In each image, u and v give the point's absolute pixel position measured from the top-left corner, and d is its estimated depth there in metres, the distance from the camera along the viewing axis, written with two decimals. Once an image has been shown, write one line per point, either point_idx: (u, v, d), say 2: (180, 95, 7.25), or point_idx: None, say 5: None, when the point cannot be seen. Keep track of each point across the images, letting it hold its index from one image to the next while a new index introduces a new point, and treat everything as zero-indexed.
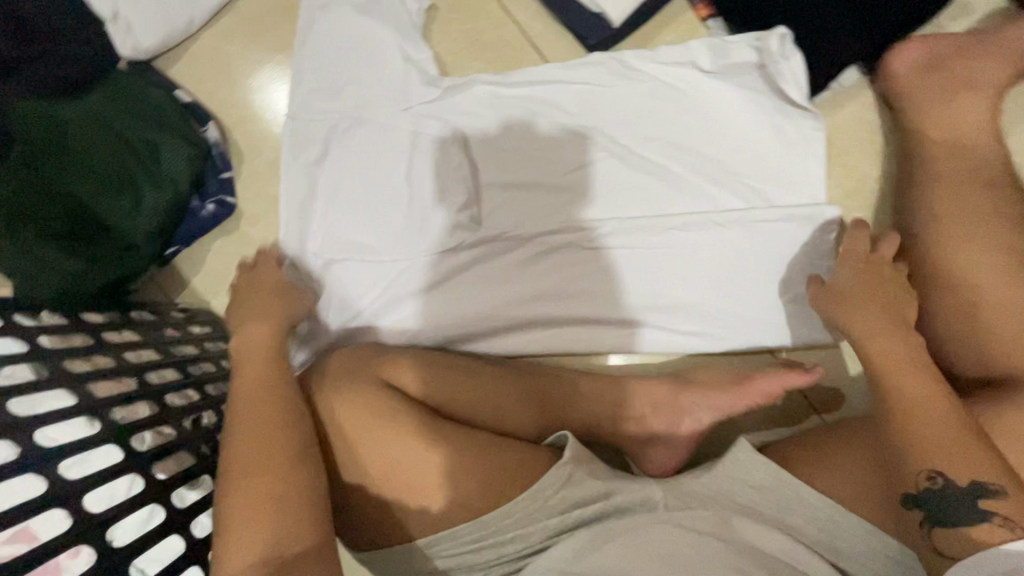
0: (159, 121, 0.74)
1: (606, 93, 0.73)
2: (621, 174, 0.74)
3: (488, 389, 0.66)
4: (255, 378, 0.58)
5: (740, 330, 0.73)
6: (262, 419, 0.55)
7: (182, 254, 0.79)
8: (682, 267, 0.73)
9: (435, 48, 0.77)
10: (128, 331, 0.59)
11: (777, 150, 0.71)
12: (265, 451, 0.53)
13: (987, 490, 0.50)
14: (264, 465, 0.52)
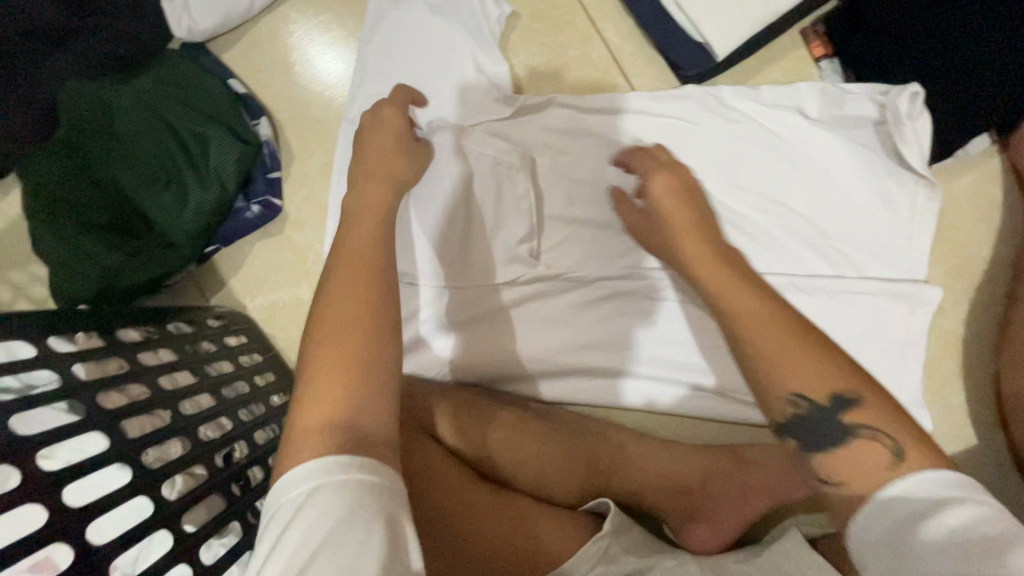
0: (211, 113, 0.69)
1: (696, 132, 0.66)
2: None
3: (530, 443, 0.64)
4: (358, 279, 0.47)
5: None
6: (361, 326, 0.45)
7: (222, 252, 0.75)
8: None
9: (511, 59, 0.70)
10: (165, 348, 0.56)
11: (881, 217, 0.64)
12: (357, 359, 0.43)
13: (848, 400, 0.39)
14: (348, 354, 0.44)
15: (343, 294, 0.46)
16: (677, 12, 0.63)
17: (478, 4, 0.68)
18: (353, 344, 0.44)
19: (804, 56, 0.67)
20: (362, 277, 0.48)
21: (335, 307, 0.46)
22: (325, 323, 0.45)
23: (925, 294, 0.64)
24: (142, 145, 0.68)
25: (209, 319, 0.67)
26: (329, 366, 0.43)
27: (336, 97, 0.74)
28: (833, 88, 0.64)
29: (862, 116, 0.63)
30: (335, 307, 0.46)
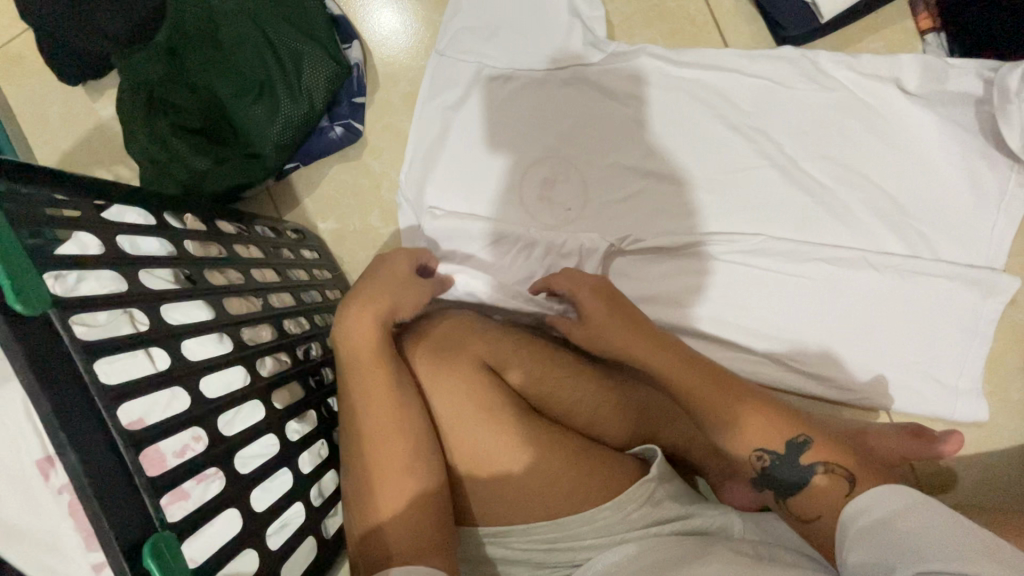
0: (306, 30, 0.70)
1: (786, 95, 0.66)
2: (778, 189, 0.67)
3: (586, 391, 0.65)
4: (365, 331, 0.54)
5: (863, 386, 0.67)
6: (381, 380, 0.52)
7: (299, 171, 0.77)
8: (818, 305, 0.67)
9: (607, 5, 0.70)
10: (253, 246, 0.59)
11: (966, 200, 0.64)
12: (386, 415, 0.52)
13: (796, 441, 0.55)
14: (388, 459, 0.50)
15: (358, 353, 0.53)
16: None
17: None
18: (378, 401, 0.52)
19: (909, 28, 0.65)
20: (372, 329, 0.54)
21: (354, 363, 0.53)
22: (349, 372, 0.53)
23: (1001, 284, 0.63)
24: (239, 56, 0.69)
25: (287, 230, 0.70)
26: (365, 420, 0.51)
27: (427, 28, 0.74)
28: (936, 61, 0.62)
29: (965, 94, 0.62)
30: (352, 358, 0.53)
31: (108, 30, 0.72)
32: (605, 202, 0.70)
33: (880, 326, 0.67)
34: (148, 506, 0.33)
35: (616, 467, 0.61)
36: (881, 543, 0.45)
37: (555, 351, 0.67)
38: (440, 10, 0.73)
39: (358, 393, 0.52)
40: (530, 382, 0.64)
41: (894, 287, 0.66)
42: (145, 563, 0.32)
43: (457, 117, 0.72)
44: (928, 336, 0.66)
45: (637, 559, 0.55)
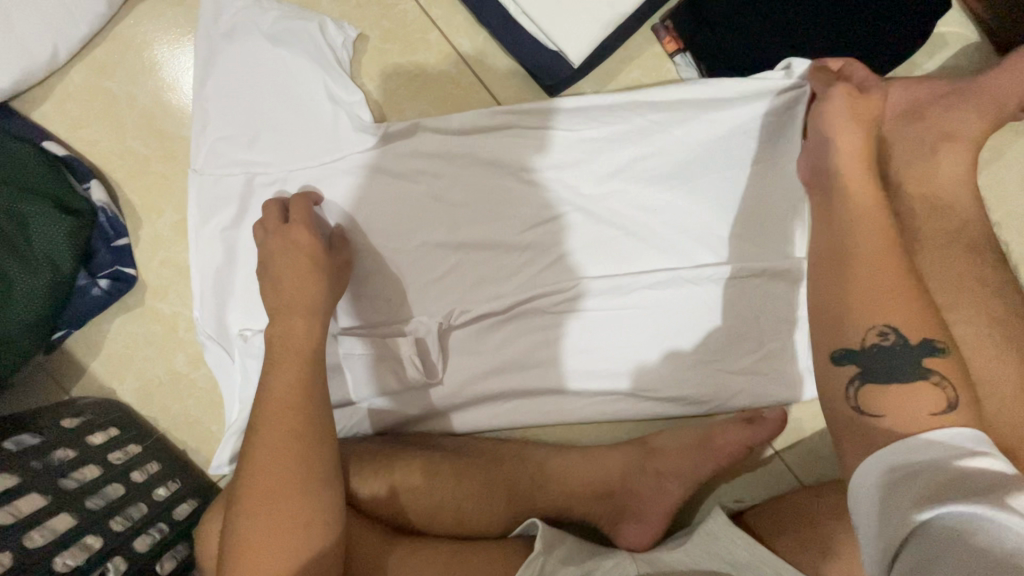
0: (25, 184, 0.60)
1: (568, 137, 0.65)
2: (589, 231, 0.66)
3: (453, 484, 0.62)
4: (286, 428, 0.51)
5: (717, 397, 0.68)
6: (295, 479, 0.49)
7: (74, 336, 0.66)
8: (658, 330, 0.67)
9: (367, 86, 0.66)
10: (2, 474, 0.49)
11: (758, 198, 0.65)
12: (298, 515, 0.48)
13: (932, 347, 0.42)
14: (283, 481, 0.49)
15: (286, 354, 0.55)
16: (526, 21, 0.61)
17: (320, 31, 0.63)
18: (290, 502, 0.48)
19: (658, 53, 0.67)
20: (296, 424, 0.51)
21: (274, 373, 0.54)
22: (250, 482, 0.49)
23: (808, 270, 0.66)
24: None
25: (65, 418, 0.59)
26: (271, 434, 0.50)
27: (179, 146, 0.66)
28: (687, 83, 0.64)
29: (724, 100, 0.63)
30: (263, 464, 0.49)
31: None
32: (424, 282, 0.65)
33: (716, 335, 0.67)
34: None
35: (494, 560, 0.57)
36: (927, 486, 0.37)
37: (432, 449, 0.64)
38: (188, 124, 0.66)
39: (270, 410, 0.52)
40: (424, 473, 0.62)
41: (722, 294, 0.66)
42: None
43: (239, 236, 0.64)
44: (761, 331, 0.67)
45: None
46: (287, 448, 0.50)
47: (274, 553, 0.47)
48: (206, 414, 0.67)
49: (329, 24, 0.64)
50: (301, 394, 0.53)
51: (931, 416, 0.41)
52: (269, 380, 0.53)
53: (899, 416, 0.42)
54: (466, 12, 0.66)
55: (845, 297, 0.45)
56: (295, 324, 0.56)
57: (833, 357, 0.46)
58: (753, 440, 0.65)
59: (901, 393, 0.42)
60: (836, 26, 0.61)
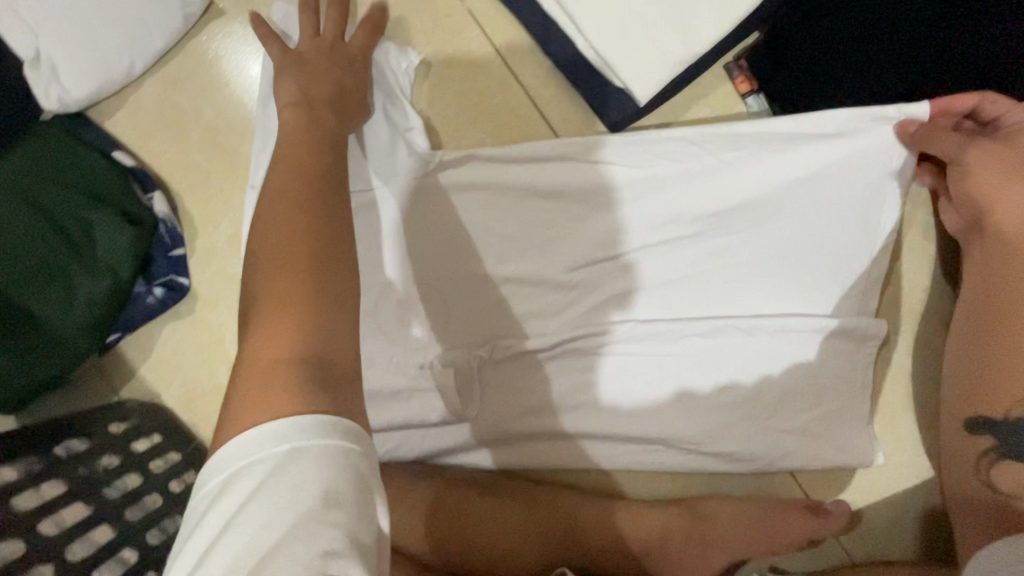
0: (95, 193, 0.62)
1: (649, 174, 0.62)
2: (663, 266, 0.63)
3: (496, 524, 0.63)
4: (291, 233, 0.41)
5: (764, 457, 0.64)
6: (297, 298, 0.38)
7: (127, 339, 0.68)
8: (706, 381, 0.64)
9: (426, 111, 0.65)
10: (50, 481, 0.51)
11: (828, 249, 0.60)
12: (314, 340, 0.37)
13: None
14: (289, 263, 0.39)
15: (291, 159, 0.46)
16: (593, 56, 0.58)
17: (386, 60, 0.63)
18: (286, 308, 0.38)
19: (729, 91, 0.64)
20: (305, 216, 0.42)
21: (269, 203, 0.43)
22: (252, 305, 0.39)
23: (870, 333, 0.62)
24: (14, 237, 0.60)
25: (115, 422, 0.62)
26: (270, 259, 0.40)
27: (239, 161, 0.67)
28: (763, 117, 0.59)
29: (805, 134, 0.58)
30: (261, 279, 0.39)
31: None
32: (470, 315, 0.64)
33: (771, 391, 0.63)
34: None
35: None
36: None
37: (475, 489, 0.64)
38: (249, 140, 0.66)
39: (267, 226, 0.42)
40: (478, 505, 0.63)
41: (773, 352, 0.63)
42: None
43: None
44: (819, 391, 0.63)
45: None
46: (290, 275, 0.39)
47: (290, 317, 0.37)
48: None
49: (393, 49, 0.63)
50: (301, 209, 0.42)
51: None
52: (267, 203, 0.43)
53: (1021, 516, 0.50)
54: (530, 40, 0.64)
55: (983, 353, 0.52)
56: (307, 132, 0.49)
57: (966, 421, 0.53)
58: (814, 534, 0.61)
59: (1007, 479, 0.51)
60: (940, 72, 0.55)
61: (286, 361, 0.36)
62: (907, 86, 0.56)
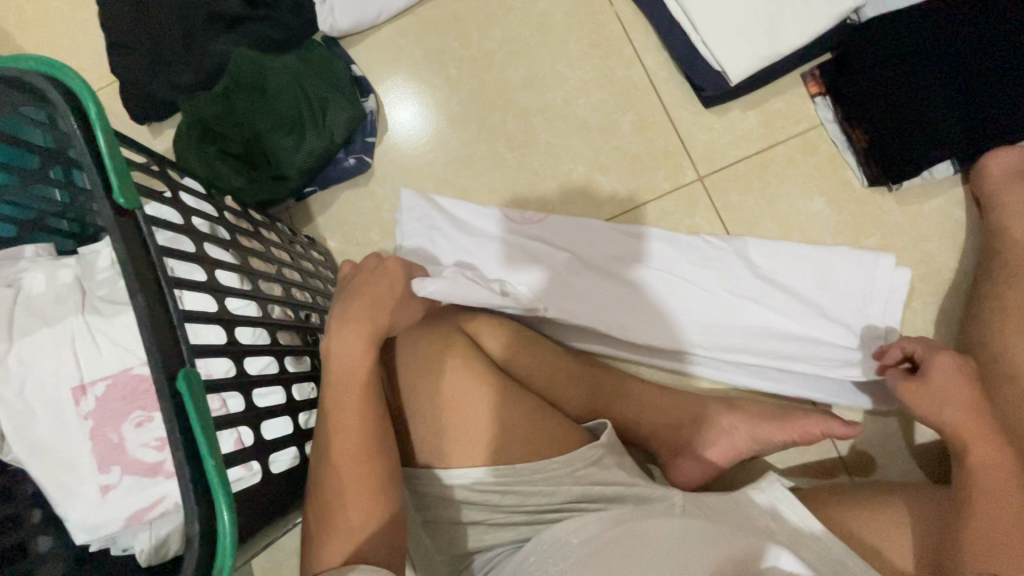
0: (334, 84, 0.89)
1: (681, 285, 0.80)
2: (697, 297, 0.79)
3: (551, 369, 0.74)
4: (362, 324, 0.57)
5: (788, 380, 0.77)
6: (362, 485, 0.53)
7: (316, 195, 0.93)
8: (749, 310, 0.77)
9: (569, 74, 0.89)
10: (273, 234, 0.72)
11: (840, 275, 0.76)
12: (376, 501, 0.54)
13: None
14: (357, 480, 0.53)
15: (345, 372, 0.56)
16: (702, 47, 0.80)
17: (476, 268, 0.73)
18: (371, 475, 0.54)
19: (802, 93, 0.83)
20: (383, 293, 0.61)
21: (333, 399, 0.55)
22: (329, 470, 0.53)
23: (893, 297, 0.75)
24: (279, 100, 0.87)
25: (301, 235, 0.84)
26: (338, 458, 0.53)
27: (427, 88, 0.93)
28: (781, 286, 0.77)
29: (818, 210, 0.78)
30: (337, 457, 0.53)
31: (173, 80, 0.91)
32: (566, 234, 0.84)
33: (805, 326, 0.76)
34: (181, 363, 0.41)
35: (566, 437, 0.68)
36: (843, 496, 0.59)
37: (535, 338, 0.76)
38: (439, 75, 0.93)
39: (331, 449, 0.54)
40: (512, 354, 0.74)
41: (817, 300, 0.76)
42: (177, 384, 0.39)
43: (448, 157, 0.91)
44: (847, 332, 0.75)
45: (588, 525, 0.60)
46: (352, 463, 0.54)
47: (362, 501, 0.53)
48: None
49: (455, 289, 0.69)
50: (372, 306, 0.59)
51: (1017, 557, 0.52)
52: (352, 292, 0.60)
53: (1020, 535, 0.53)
54: (655, 37, 0.87)
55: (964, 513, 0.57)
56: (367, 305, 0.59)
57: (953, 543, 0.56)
58: (829, 429, 0.71)
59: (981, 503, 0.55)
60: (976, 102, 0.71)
61: (339, 448, 0.54)
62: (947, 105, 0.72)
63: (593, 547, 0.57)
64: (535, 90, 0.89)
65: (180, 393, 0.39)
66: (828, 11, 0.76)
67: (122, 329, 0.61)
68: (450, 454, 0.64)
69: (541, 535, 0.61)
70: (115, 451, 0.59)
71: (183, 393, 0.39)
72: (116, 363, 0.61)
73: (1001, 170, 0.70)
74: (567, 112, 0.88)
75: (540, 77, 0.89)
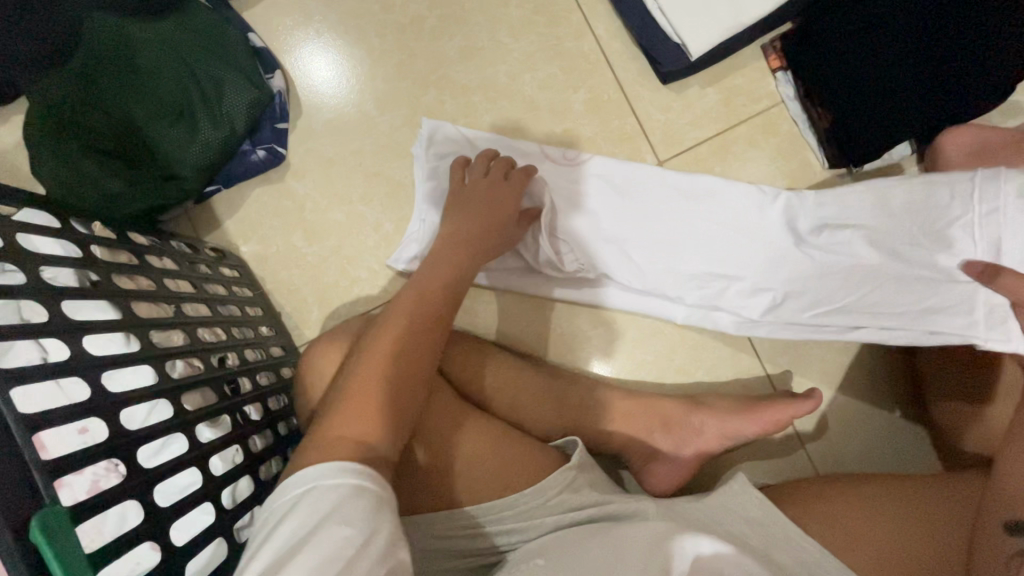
0: (228, 59, 0.72)
1: (699, 246, 0.73)
2: (716, 262, 0.72)
3: (519, 387, 0.69)
4: (415, 330, 0.53)
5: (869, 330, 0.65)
6: (387, 394, 0.49)
7: (220, 195, 0.78)
8: (810, 262, 0.69)
9: (512, 45, 0.77)
10: (167, 258, 0.59)
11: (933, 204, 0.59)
12: (382, 420, 0.48)
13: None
14: (381, 391, 0.48)
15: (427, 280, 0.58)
16: (659, 16, 0.72)
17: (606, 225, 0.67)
18: (401, 388, 0.50)
19: (762, 67, 0.77)
20: (486, 207, 0.65)
21: (410, 298, 0.56)
22: (360, 376, 0.49)
23: (993, 218, 0.55)
24: (160, 79, 0.70)
25: (205, 248, 0.70)
26: (372, 361, 0.50)
27: (346, 61, 0.78)
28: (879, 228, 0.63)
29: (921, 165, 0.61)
30: (378, 363, 0.50)
31: (8, 53, 0.70)
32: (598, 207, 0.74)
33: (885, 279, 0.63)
34: (34, 503, 0.29)
35: (538, 461, 0.62)
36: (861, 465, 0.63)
37: (520, 363, 0.70)
38: (360, 44, 0.78)
39: (378, 350, 0.51)
40: (500, 380, 0.69)
41: (892, 240, 0.62)
42: (31, 538, 0.28)
43: (378, 144, 0.78)
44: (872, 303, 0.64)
45: (556, 546, 0.54)
46: (389, 369, 0.50)
47: (372, 417, 0.47)
48: (306, 285, 0.78)
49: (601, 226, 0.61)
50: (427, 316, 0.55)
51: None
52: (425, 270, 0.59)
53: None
54: (607, 2, 0.77)
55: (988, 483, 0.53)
56: (472, 222, 0.64)
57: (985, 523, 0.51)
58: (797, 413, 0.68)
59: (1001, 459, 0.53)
60: None
61: (352, 449, 0.45)
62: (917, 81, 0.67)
63: (558, 562, 0.51)
64: (473, 64, 0.78)
65: (37, 547, 0.28)
66: None
67: None
68: (416, 495, 0.58)
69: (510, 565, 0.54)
70: None
71: (42, 549, 0.28)
72: None
73: (958, 152, 0.67)
74: (513, 90, 0.77)
75: (479, 48, 0.78)
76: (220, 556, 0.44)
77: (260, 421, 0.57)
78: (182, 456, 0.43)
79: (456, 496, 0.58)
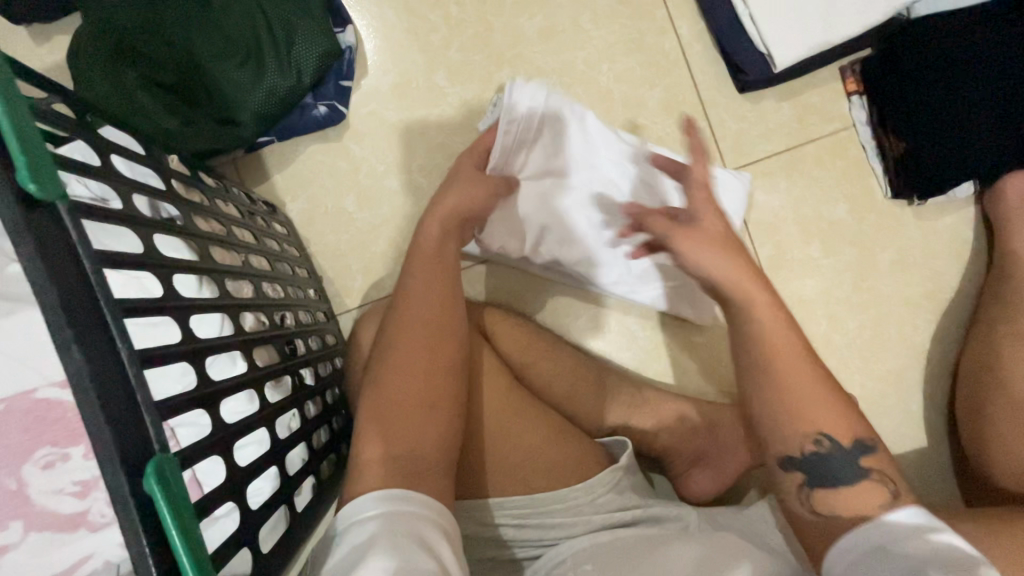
0: (303, 5, 0.69)
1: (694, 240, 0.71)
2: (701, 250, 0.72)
3: (570, 380, 0.68)
4: (424, 320, 0.54)
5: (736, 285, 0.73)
6: (410, 402, 0.50)
7: (272, 146, 0.74)
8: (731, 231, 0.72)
9: (594, 33, 0.76)
10: (230, 205, 0.55)
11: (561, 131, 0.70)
12: (408, 428, 0.49)
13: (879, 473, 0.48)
14: (400, 400, 0.50)
15: (426, 258, 0.59)
16: (749, 23, 0.71)
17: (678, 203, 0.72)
18: (421, 388, 0.51)
19: (838, 89, 0.77)
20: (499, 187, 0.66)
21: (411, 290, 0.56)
22: (380, 386, 0.50)
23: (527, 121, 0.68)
24: (229, 16, 0.66)
25: (257, 200, 0.67)
26: (391, 367, 0.51)
27: (420, 26, 0.75)
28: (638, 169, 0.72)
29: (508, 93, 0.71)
30: (396, 369, 0.51)
31: None
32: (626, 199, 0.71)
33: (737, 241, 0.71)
34: (149, 447, 0.27)
35: (588, 458, 0.61)
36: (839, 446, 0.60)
37: (575, 355, 0.69)
38: (437, 10, 0.75)
39: (391, 354, 0.52)
40: (551, 375, 0.68)
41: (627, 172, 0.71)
42: (145, 484, 0.26)
43: (443, 114, 0.75)
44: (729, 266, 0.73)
45: (608, 547, 0.53)
46: (413, 377, 0.51)
47: (397, 432, 0.48)
48: (352, 251, 0.75)
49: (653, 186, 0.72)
50: (431, 314, 0.55)
51: (827, 416, 0.50)
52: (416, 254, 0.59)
53: (782, 373, 0.51)
54: (694, 2, 0.76)
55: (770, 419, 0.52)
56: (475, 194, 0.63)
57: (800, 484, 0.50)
58: None
59: (789, 368, 0.51)
60: (1021, 124, 0.68)
61: (384, 468, 0.46)
62: (993, 124, 0.68)
63: (605, 568, 0.51)
64: (551, 46, 0.76)
65: (150, 495, 0.26)
66: (887, 2, 0.69)
67: (17, 336, 0.47)
68: (473, 482, 0.58)
69: (558, 560, 0.54)
70: (12, 500, 0.45)
71: (156, 497, 0.26)
72: (29, 377, 0.47)
73: (1018, 198, 0.70)
74: (589, 78, 0.76)
75: (559, 30, 0.76)
76: (282, 522, 0.44)
77: (314, 387, 0.54)
78: (261, 414, 0.41)
79: (506, 485, 0.58)
